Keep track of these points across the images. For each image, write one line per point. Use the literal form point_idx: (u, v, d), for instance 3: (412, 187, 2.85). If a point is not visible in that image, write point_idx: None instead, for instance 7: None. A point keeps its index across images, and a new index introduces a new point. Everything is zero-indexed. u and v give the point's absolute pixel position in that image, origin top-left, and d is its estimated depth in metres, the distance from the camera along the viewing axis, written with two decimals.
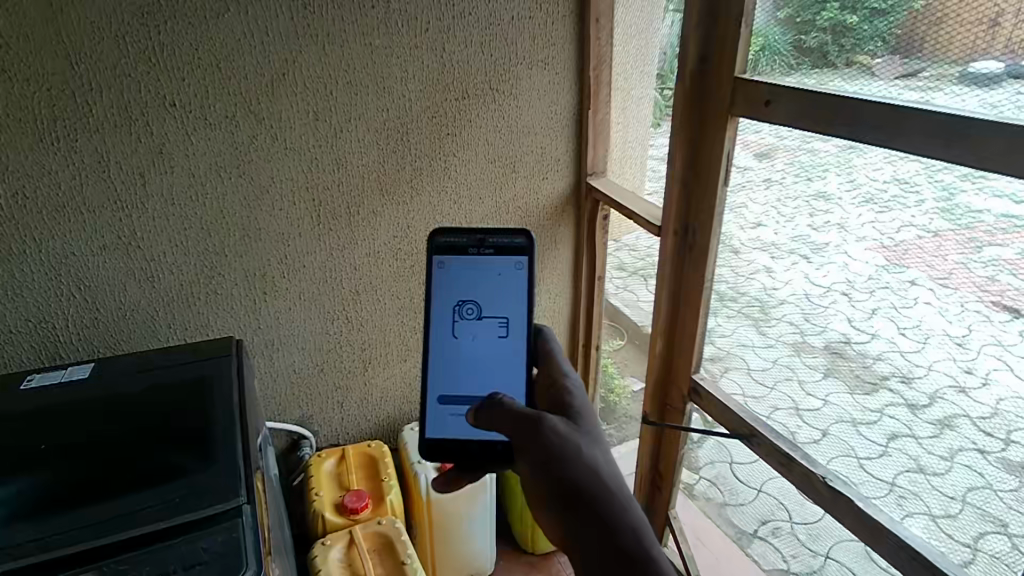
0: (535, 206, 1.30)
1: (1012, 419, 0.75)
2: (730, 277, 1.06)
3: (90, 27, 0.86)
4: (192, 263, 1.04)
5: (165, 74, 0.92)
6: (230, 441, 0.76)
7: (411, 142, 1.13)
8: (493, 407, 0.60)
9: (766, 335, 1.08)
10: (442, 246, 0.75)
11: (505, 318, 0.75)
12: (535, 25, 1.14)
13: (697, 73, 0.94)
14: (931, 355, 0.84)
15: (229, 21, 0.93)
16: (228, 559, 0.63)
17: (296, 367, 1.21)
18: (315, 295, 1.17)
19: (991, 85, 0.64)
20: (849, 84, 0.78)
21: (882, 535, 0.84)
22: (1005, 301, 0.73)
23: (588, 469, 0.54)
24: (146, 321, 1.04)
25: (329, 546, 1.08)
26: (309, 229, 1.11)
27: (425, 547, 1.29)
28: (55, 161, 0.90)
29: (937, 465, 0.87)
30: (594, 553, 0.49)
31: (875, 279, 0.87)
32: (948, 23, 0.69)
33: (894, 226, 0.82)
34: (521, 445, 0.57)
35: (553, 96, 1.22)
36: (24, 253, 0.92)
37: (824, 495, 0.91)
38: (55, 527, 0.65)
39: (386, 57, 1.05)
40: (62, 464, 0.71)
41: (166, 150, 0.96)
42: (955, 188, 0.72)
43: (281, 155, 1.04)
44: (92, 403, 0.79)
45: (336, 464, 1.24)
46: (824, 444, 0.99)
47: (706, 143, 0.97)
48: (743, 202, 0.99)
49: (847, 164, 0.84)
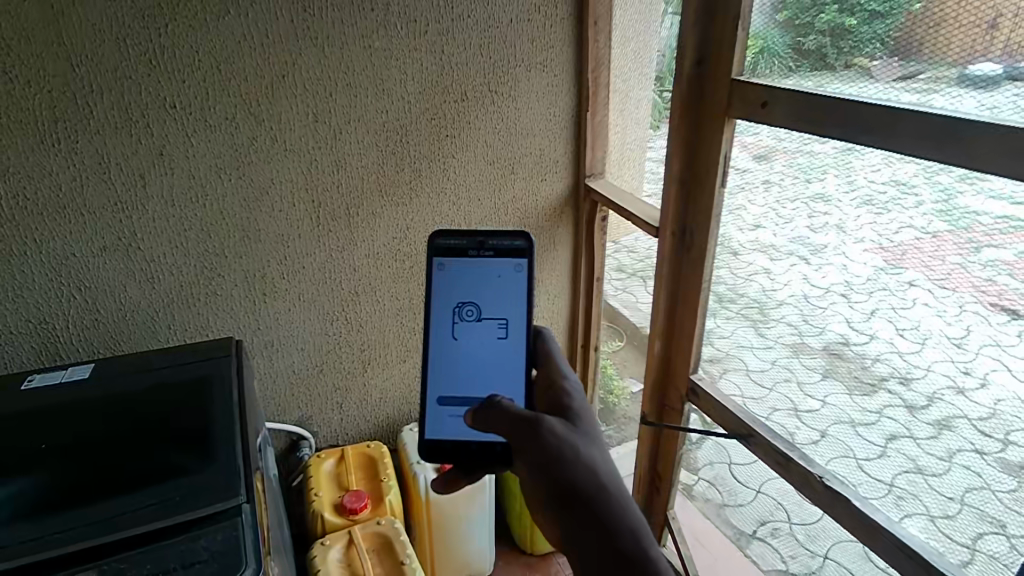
0: (534, 207, 1.30)
1: (1009, 420, 0.76)
2: (729, 278, 1.07)
3: (91, 29, 0.86)
4: (193, 264, 1.04)
5: (166, 75, 0.92)
6: (229, 441, 0.76)
7: (411, 143, 1.13)
8: (492, 409, 0.60)
9: (764, 337, 1.08)
10: (442, 248, 0.76)
11: (505, 319, 0.75)
12: (534, 28, 1.15)
13: (694, 76, 0.95)
14: (929, 356, 0.84)
15: (229, 23, 0.93)
16: (228, 558, 0.63)
17: (296, 367, 1.21)
18: (314, 296, 1.17)
19: (988, 87, 0.65)
20: (846, 86, 0.78)
21: (878, 533, 0.85)
22: (1003, 302, 0.73)
23: (585, 469, 0.54)
24: (145, 322, 1.04)
25: (328, 546, 1.08)
26: (308, 230, 1.11)
27: (425, 546, 1.29)
28: (55, 163, 0.90)
29: (935, 466, 0.88)
30: (591, 552, 0.50)
31: (873, 280, 0.88)
32: (945, 26, 0.69)
33: (893, 227, 0.83)
34: (519, 446, 0.57)
35: (552, 97, 1.22)
36: (25, 254, 0.92)
37: (822, 494, 0.92)
38: (53, 527, 0.65)
39: (386, 60, 1.06)
40: (59, 464, 0.71)
41: (167, 151, 0.96)
42: (952, 190, 0.72)
43: (281, 156, 1.04)
44: (91, 403, 0.79)
45: (336, 465, 1.24)
46: (822, 445, 1.00)
47: (704, 145, 0.98)
48: (742, 203, 1.00)
49: (846, 165, 0.84)
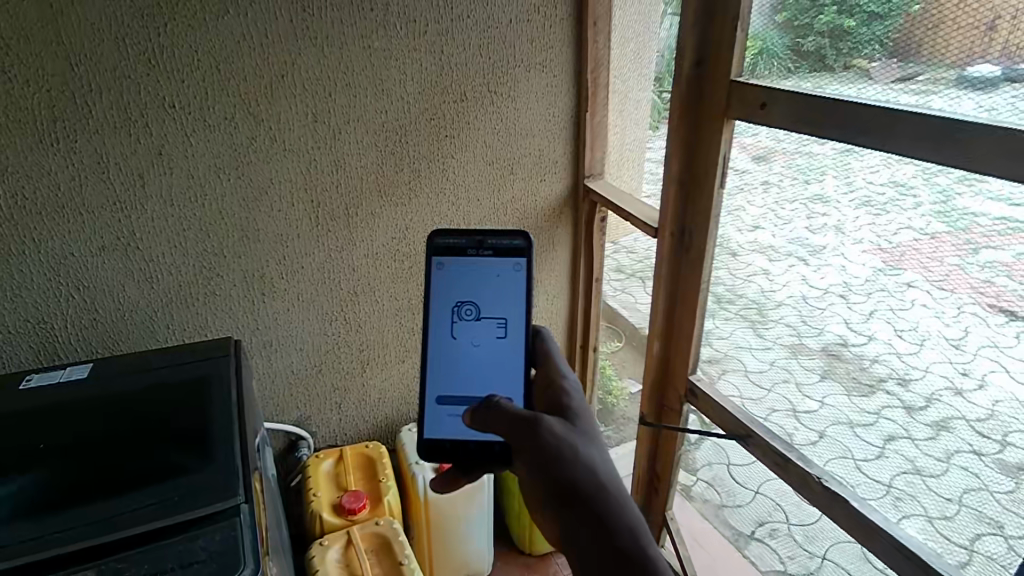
0: (533, 208, 1.30)
1: (1007, 421, 0.76)
2: (728, 279, 1.07)
3: (90, 28, 0.86)
4: (191, 263, 1.04)
5: (165, 75, 0.92)
6: (228, 441, 0.76)
7: (410, 143, 1.13)
8: (490, 409, 0.60)
9: (763, 337, 1.08)
10: (441, 247, 0.76)
11: (504, 318, 0.75)
12: (533, 29, 1.15)
13: (693, 76, 0.95)
14: (927, 358, 0.84)
15: (229, 23, 0.93)
16: (226, 558, 0.63)
17: (294, 368, 1.21)
18: (313, 296, 1.17)
19: (986, 89, 0.65)
20: (845, 87, 0.78)
21: (876, 535, 0.85)
22: (1001, 303, 0.73)
23: (584, 468, 0.54)
24: (144, 321, 1.04)
25: (327, 546, 1.08)
26: (307, 230, 1.11)
27: (422, 546, 1.29)
28: (54, 162, 0.90)
29: (934, 467, 0.88)
30: (590, 551, 0.50)
31: (871, 281, 0.88)
32: (944, 28, 0.69)
33: (892, 228, 0.83)
34: (518, 446, 0.57)
35: (551, 98, 1.22)
36: (24, 254, 0.92)
37: (820, 495, 0.92)
38: (52, 526, 0.65)
39: (385, 60, 1.06)
40: (59, 463, 0.71)
41: (166, 151, 0.96)
42: (950, 191, 0.73)
43: (280, 156, 1.04)
44: (90, 403, 0.79)
45: (334, 465, 1.24)
46: (821, 446, 1.00)
47: (703, 145, 0.98)
48: (741, 204, 1.00)
49: (844, 167, 0.84)
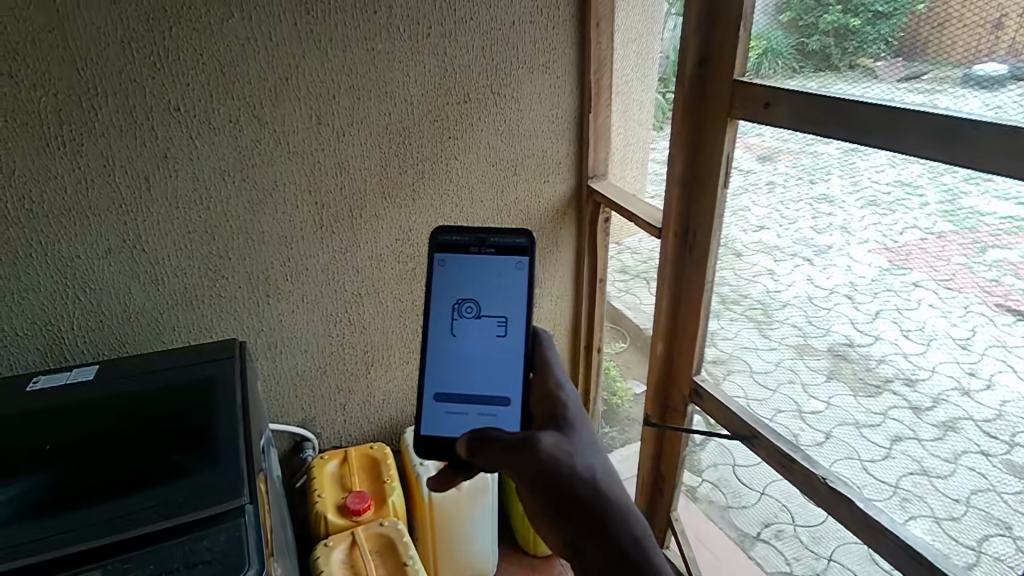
0: (536, 209, 1.30)
1: (1015, 422, 0.75)
2: (732, 279, 1.07)
3: (96, 33, 0.86)
4: (197, 266, 1.04)
5: (171, 79, 0.92)
6: (233, 442, 0.76)
7: (413, 146, 1.14)
8: (483, 442, 0.60)
9: (768, 337, 1.08)
10: (443, 244, 0.76)
11: (504, 318, 0.75)
12: (536, 30, 1.15)
13: (696, 76, 0.95)
14: (933, 357, 0.85)
15: (234, 27, 0.93)
16: (230, 559, 0.63)
17: (299, 369, 1.21)
18: (318, 297, 1.17)
19: (992, 87, 0.65)
20: (851, 87, 0.78)
21: (883, 536, 0.84)
22: (1008, 303, 0.72)
23: (584, 477, 0.54)
24: (149, 323, 1.04)
25: (332, 547, 1.08)
26: (311, 233, 1.11)
27: (428, 548, 1.28)
28: (61, 165, 0.90)
29: (941, 468, 0.88)
30: (594, 558, 0.50)
31: (877, 281, 0.88)
32: (949, 27, 0.69)
33: (897, 228, 0.82)
34: (515, 467, 0.57)
35: (554, 99, 1.22)
36: (30, 257, 0.92)
37: (826, 496, 0.91)
38: (56, 528, 0.64)
39: (388, 62, 1.06)
40: (65, 464, 0.72)
41: (171, 154, 0.96)
42: (957, 190, 0.72)
43: (284, 159, 1.04)
44: (96, 405, 0.79)
45: (339, 466, 1.24)
46: (827, 446, 0.99)
47: (707, 145, 0.97)
48: (745, 205, 0.99)
49: (849, 166, 0.84)
